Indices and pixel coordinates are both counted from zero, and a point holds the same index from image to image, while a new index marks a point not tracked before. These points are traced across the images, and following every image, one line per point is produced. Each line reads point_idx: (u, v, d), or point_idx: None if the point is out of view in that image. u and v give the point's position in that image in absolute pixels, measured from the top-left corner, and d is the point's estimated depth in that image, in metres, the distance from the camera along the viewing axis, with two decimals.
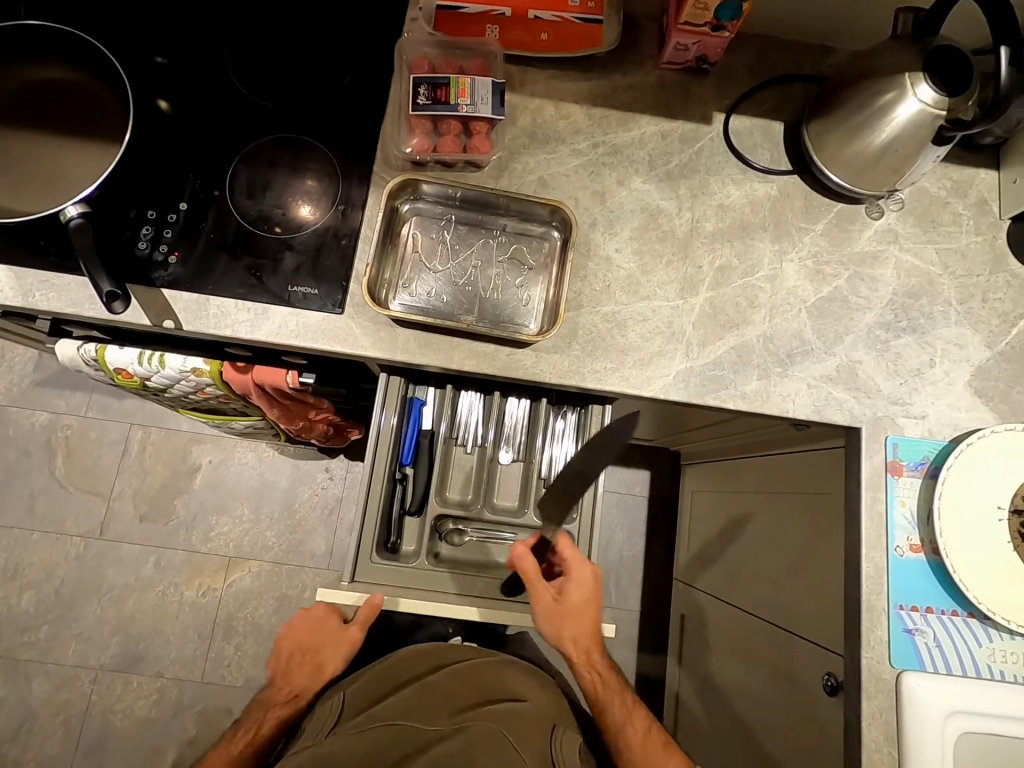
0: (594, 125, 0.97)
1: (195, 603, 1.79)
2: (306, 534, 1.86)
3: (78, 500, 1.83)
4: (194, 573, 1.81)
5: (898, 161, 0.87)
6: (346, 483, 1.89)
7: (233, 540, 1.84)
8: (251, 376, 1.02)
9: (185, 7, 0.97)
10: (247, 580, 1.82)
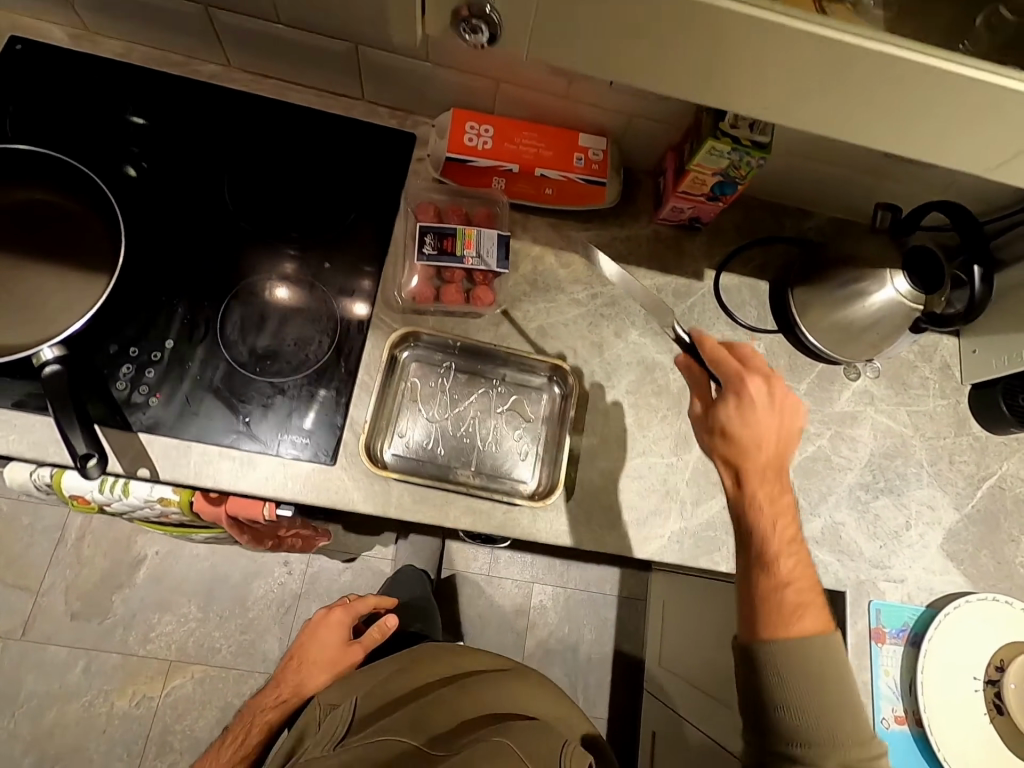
0: (593, 275, 0.99)
1: (127, 715, 1.63)
2: (259, 634, 1.73)
3: (1, 595, 1.66)
4: (128, 680, 1.65)
5: (878, 339, 0.92)
6: (306, 579, 1.78)
7: (176, 641, 1.69)
8: (224, 508, 0.96)
9: (185, 130, 0.95)
10: (189, 687, 1.67)
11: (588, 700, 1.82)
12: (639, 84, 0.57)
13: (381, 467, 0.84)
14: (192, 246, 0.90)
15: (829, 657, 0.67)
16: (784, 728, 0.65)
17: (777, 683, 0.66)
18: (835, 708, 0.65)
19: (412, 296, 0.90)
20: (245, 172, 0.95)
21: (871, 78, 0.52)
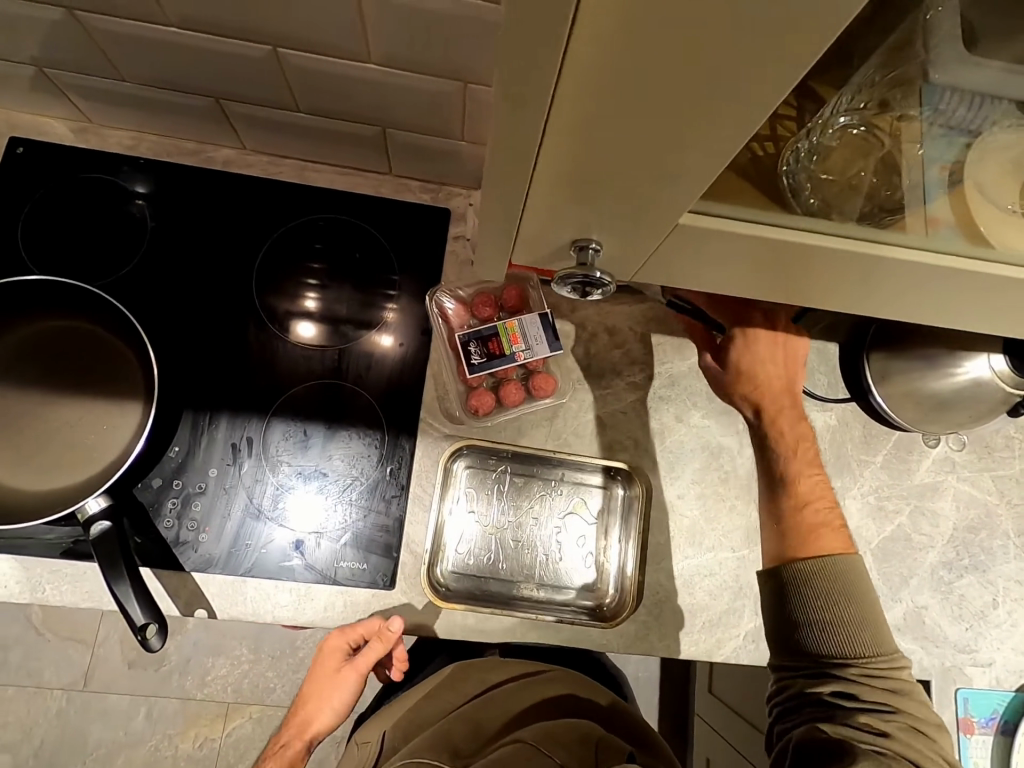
0: (649, 354, 0.92)
1: (192, 757, 1.68)
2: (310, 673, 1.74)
3: (59, 648, 1.69)
4: (189, 722, 1.70)
5: (969, 418, 0.84)
6: None
7: (231, 683, 1.72)
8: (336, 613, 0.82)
9: (204, 225, 0.88)
10: (248, 726, 1.71)
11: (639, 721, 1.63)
12: (679, 267, 0.49)
13: (443, 599, 0.81)
14: (224, 360, 0.84)
15: (859, 575, 0.64)
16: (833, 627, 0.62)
17: (819, 611, 0.63)
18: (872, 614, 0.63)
19: (473, 411, 0.84)
20: (271, 270, 0.88)
21: (904, 279, 0.47)
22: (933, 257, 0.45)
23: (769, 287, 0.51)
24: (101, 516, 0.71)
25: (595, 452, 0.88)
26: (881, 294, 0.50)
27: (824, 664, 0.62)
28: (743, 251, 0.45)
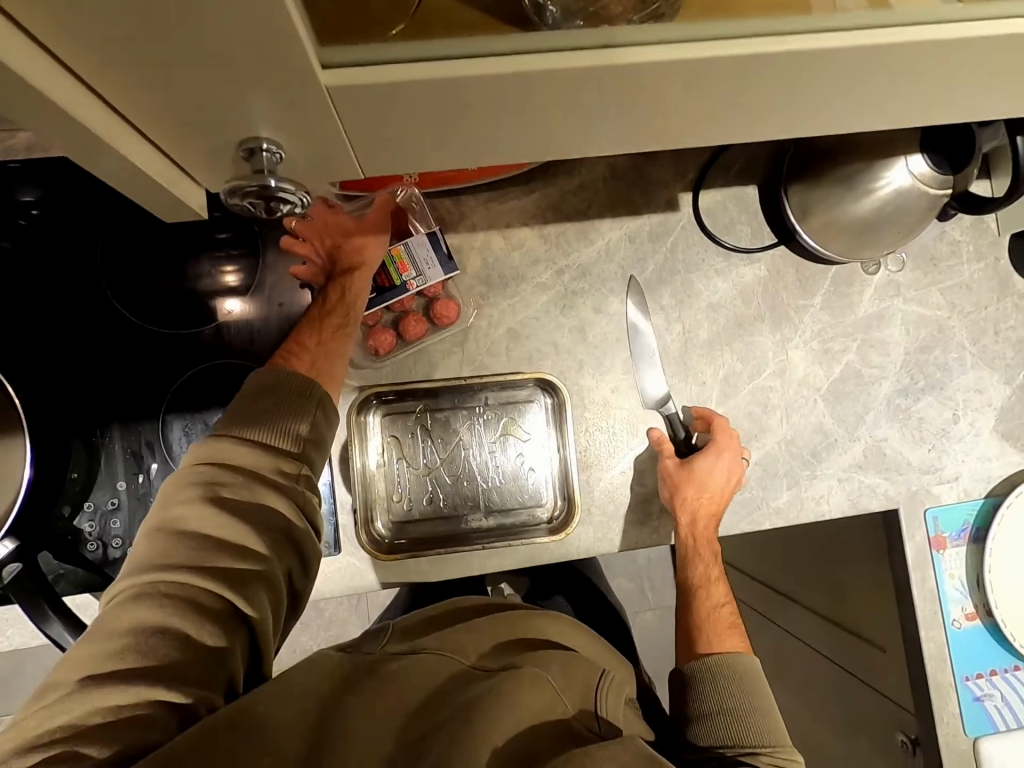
0: (552, 248, 0.85)
1: None
2: None
3: None
4: None
5: (898, 234, 0.77)
6: None
7: None
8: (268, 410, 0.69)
9: (31, 227, 0.79)
10: None
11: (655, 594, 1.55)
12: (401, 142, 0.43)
13: (388, 553, 0.79)
14: (99, 366, 0.79)
15: (754, 675, 0.73)
16: (714, 690, 0.72)
17: (729, 700, 0.71)
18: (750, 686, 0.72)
19: (372, 350, 0.80)
20: (120, 258, 0.81)
21: (660, 83, 0.39)
22: (669, 49, 0.37)
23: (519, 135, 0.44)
24: (9, 561, 0.67)
25: (515, 367, 0.83)
26: (649, 107, 0.43)
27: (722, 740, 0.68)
28: (422, 102, 0.38)
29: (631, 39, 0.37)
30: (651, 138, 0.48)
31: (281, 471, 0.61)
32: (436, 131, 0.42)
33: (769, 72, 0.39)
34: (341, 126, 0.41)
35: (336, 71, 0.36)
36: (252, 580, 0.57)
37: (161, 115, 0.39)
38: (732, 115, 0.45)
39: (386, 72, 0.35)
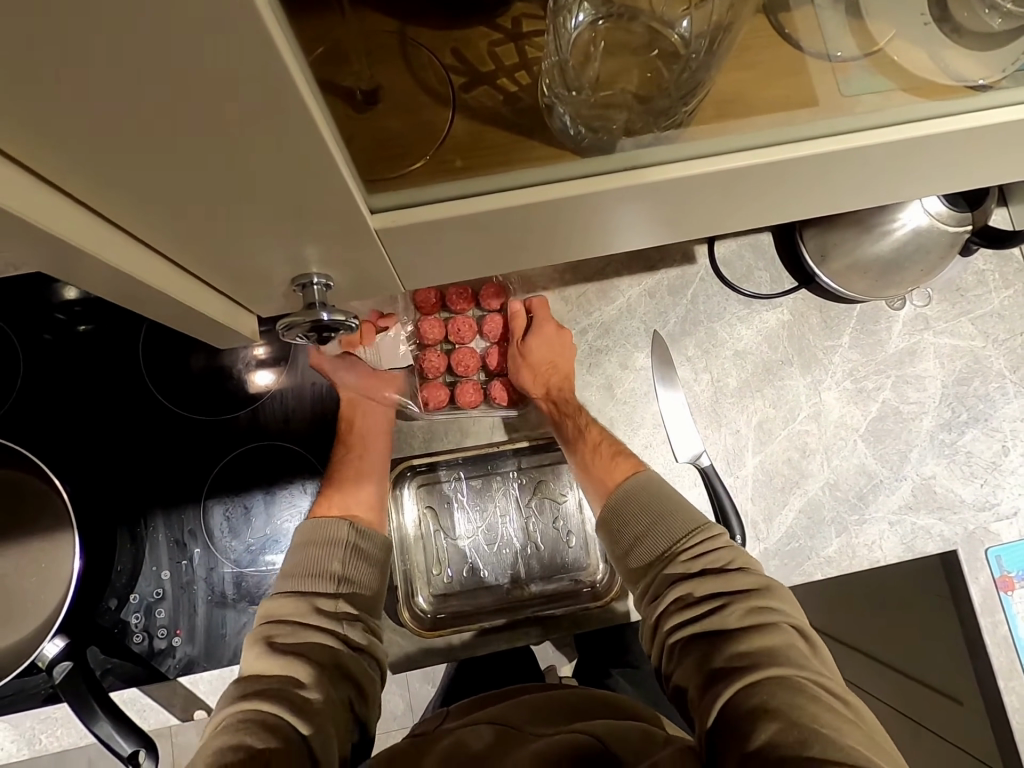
0: (573, 309, 0.86)
1: None
2: None
3: None
4: None
5: (922, 272, 0.77)
6: None
7: None
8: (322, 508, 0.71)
9: (80, 328, 0.83)
10: None
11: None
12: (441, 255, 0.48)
13: (431, 629, 0.77)
14: (143, 458, 0.81)
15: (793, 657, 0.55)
16: (643, 552, 0.67)
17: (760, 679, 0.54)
18: (665, 522, 0.67)
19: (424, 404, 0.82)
20: (160, 352, 0.84)
21: (662, 194, 0.45)
22: (684, 164, 0.42)
23: (537, 235, 0.48)
24: (61, 658, 0.67)
25: (545, 429, 0.83)
26: (665, 208, 0.48)
27: (801, 743, 0.48)
28: (458, 230, 0.43)
29: (652, 157, 0.42)
30: (672, 220, 0.53)
31: (320, 612, 0.60)
32: (466, 247, 0.48)
33: (767, 177, 0.45)
34: (387, 254, 0.46)
35: (384, 215, 0.41)
36: (312, 705, 0.54)
37: (215, 260, 0.43)
38: (746, 196, 0.49)
39: (432, 209, 0.41)
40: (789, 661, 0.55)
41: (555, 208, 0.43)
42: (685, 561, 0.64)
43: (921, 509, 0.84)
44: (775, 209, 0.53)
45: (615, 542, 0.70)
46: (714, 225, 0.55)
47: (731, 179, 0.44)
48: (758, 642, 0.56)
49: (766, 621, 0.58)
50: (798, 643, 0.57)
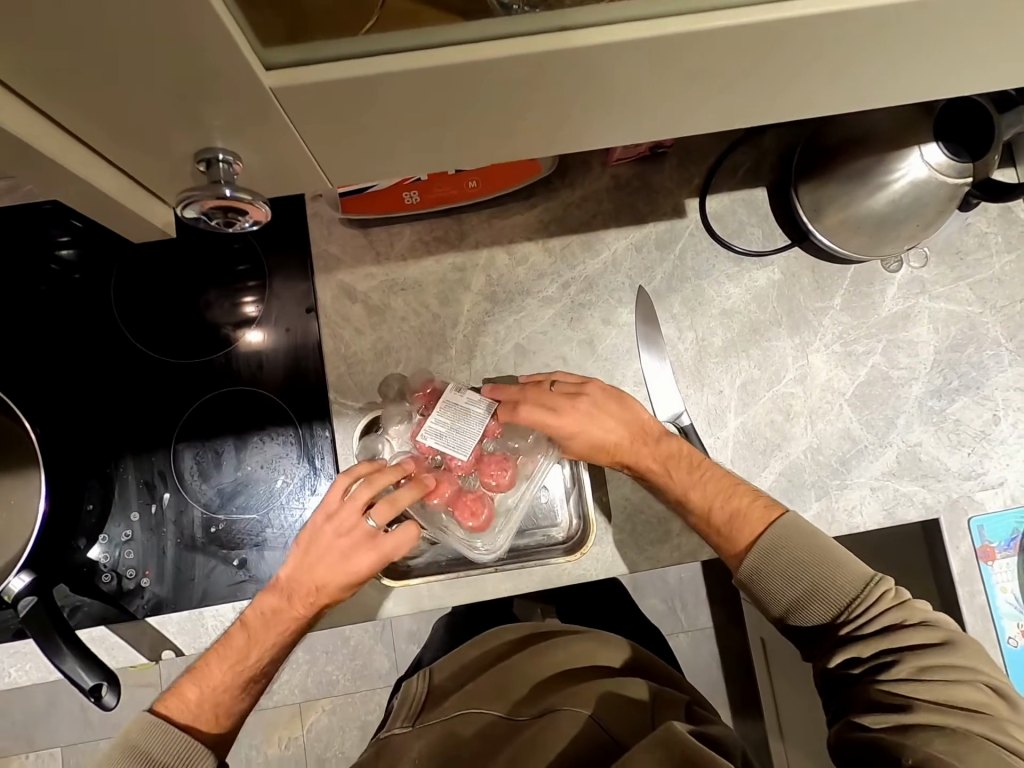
0: (557, 261, 0.84)
1: (282, 758, 1.56)
2: (368, 655, 1.59)
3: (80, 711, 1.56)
4: (270, 729, 1.56)
5: (918, 229, 0.73)
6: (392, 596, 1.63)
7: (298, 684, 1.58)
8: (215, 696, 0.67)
9: (52, 264, 0.82)
10: (325, 718, 1.57)
11: (688, 614, 1.62)
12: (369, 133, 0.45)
13: (401, 578, 0.77)
14: (114, 399, 0.80)
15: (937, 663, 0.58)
16: (780, 602, 0.65)
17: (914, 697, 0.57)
18: (817, 585, 0.63)
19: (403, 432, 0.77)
20: (132, 294, 0.82)
21: (612, 65, 0.40)
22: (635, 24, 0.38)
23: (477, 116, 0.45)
24: (26, 592, 0.67)
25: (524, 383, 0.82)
26: (625, 91, 0.44)
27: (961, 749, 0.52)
28: (378, 97, 0.40)
29: (601, 17, 0.38)
30: (636, 116, 0.49)
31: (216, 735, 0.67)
32: (390, 127, 0.44)
33: (736, 47, 0.40)
34: (294, 123, 0.42)
35: (282, 71, 0.38)
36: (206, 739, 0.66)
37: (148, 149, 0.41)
38: (713, 83, 0.45)
39: (347, 69, 0.38)
40: (939, 671, 0.58)
41: (490, 76, 0.40)
42: (888, 603, 0.61)
43: (904, 475, 0.82)
44: (746, 107, 0.49)
45: (758, 601, 0.67)
46: (680, 126, 0.51)
47: (692, 55, 0.40)
48: (907, 661, 0.59)
49: (961, 698, 0.56)
50: (989, 706, 0.56)
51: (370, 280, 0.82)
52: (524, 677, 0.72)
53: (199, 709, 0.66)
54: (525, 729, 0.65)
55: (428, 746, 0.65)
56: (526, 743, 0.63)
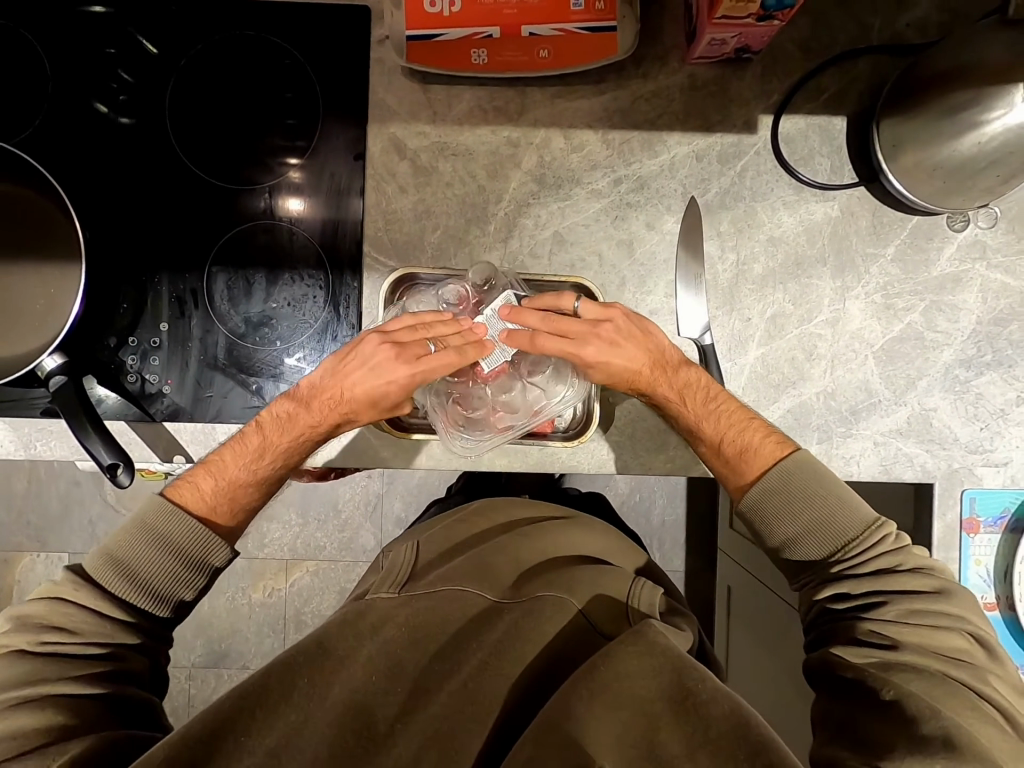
0: (613, 155, 0.81)
1: (265, 604, 1.67)
2: (355, 530, 1.69)
3: (91, 525, 1.67)
4: (257, 576, 1.68)
5: (998, 180, 0.69)
6: (387, 480, 1.68)
7: (288, 543, 1.68)
8: (216, 500, 0.71)
9: (113, 63, 0.81)
10: (308, 578, 1.68)
11: (664, 555, 1.67)
12: None
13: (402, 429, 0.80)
14: (156, 213, 0.81)
15: (936, 619, 0.62)
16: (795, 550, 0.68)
17: (907, 643, 0.61)
18: (823, 522, 0.66)
19: (485, 432, 0.78)
20: (184, 111, 0.82)
21: None
22: None
23: None
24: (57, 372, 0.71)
25: (554, 273, 0.81)
26: None
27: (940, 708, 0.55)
28: None
29: None
30: None
31: (160, 586, 0.65)
32: None
33: None
34: None
35: None
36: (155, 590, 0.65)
37: None
38: None
39: None
40: (938, 631, 0.61)
41: None
42: (888, 546, 0.65)
43: (910, 436, 0.82)
44: None
45: (759, 533, 0.71)
46: None
47: None
48: (914, 610, 0.62)
49: (947, 641, 0.61)
50: (971, 654, 0.61)
51: (422, 138, 0.81)
52: (501, 565, 0.74)
53: (213, 501, 0.70)
54: (509, 612, 0.66)
55: (415, 616, 0.65)
56: (512, 626, 0.64)
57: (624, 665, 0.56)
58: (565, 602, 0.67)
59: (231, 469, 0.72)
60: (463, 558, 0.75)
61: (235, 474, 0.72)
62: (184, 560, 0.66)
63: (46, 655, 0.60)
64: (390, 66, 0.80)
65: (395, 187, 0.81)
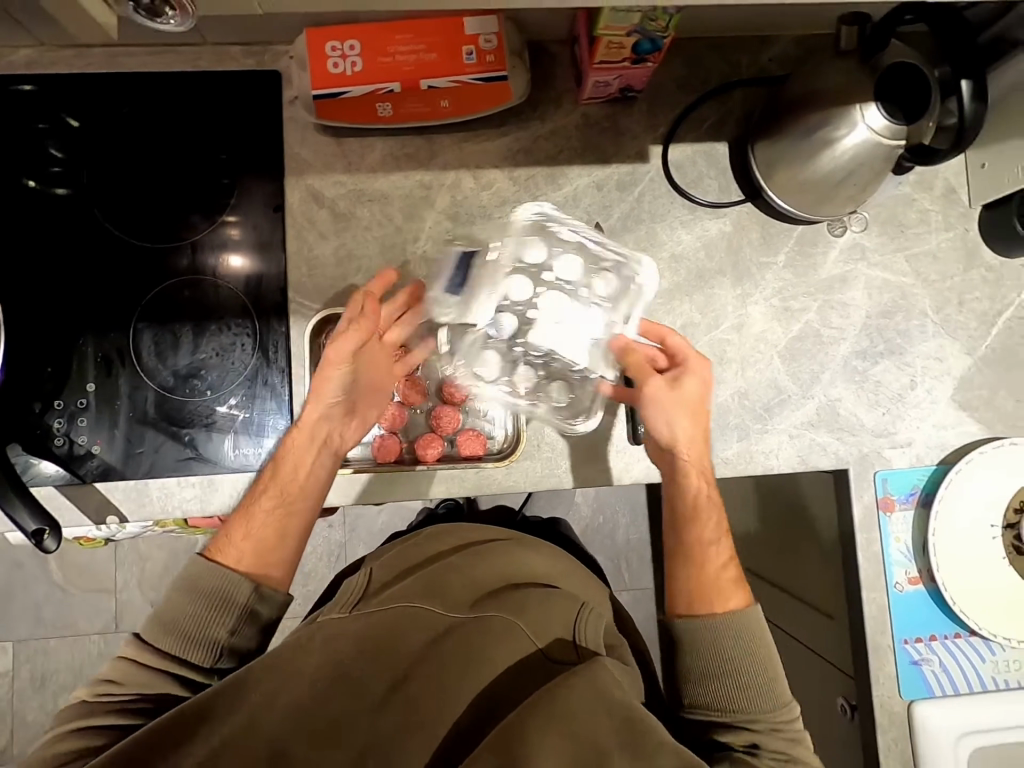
0: (521, 190, 0.87)
1: None
2: (320, 582, 1.65)
3: (36, 608, 1.58)
4: None
5: (857, 189, 0.77)
6: (348, 527, 1.66)
7: None
8: (241, 553, 0.70)
9: (28, 137, 0.83)
10: None
11: (631, 573, 1.69)
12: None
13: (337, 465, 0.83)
14: (78, 277, 0.82)
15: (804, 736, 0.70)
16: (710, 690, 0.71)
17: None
18: (739, 682, 0.70)
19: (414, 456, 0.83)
20: (103, 177, 0.84)
21: None
22: None
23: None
24: None
25: None
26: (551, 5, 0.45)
27: None
28: None
29: None
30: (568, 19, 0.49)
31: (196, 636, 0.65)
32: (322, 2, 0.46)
33: None
34: None
35: None
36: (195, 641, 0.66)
37: None
38: None
39: None
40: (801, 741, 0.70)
41: None
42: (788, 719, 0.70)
43: (821, 426, 0.88)
44: None
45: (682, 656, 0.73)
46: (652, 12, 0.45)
47: None
48: (787, 729, 0.70)
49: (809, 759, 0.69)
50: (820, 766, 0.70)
51: (339, 188, 0.85)
52: (452, 585, 0.74)
53: (248, 555, 0.70)
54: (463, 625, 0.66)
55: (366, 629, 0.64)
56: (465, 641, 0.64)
57: (578, 699, 0.57)
58: (517, 623, 0.67)
59: (268, 514, 0.72)
60: (415, 579, 0.75)
61: (256, 522, 0.71)
62: (211, 605, 0.66)
63: (101, 700, 0.62)
64: (303, 123, 0.85)
65: (315, 235, 0.85)
